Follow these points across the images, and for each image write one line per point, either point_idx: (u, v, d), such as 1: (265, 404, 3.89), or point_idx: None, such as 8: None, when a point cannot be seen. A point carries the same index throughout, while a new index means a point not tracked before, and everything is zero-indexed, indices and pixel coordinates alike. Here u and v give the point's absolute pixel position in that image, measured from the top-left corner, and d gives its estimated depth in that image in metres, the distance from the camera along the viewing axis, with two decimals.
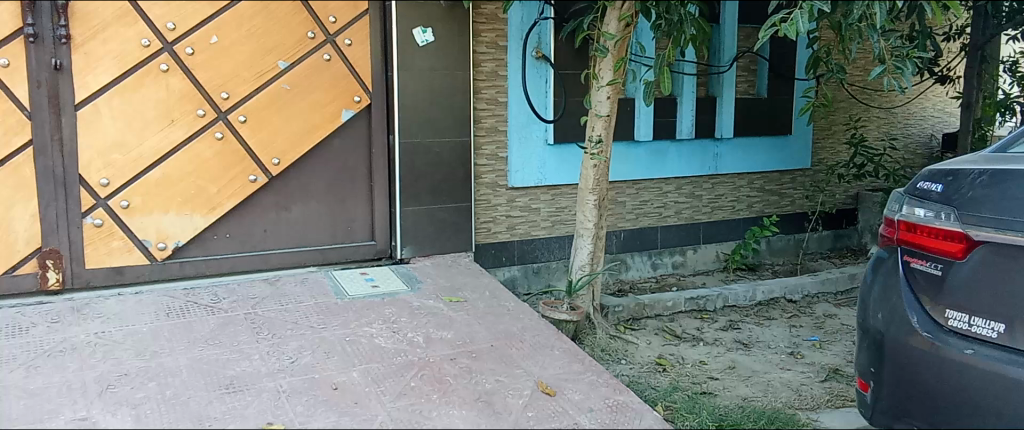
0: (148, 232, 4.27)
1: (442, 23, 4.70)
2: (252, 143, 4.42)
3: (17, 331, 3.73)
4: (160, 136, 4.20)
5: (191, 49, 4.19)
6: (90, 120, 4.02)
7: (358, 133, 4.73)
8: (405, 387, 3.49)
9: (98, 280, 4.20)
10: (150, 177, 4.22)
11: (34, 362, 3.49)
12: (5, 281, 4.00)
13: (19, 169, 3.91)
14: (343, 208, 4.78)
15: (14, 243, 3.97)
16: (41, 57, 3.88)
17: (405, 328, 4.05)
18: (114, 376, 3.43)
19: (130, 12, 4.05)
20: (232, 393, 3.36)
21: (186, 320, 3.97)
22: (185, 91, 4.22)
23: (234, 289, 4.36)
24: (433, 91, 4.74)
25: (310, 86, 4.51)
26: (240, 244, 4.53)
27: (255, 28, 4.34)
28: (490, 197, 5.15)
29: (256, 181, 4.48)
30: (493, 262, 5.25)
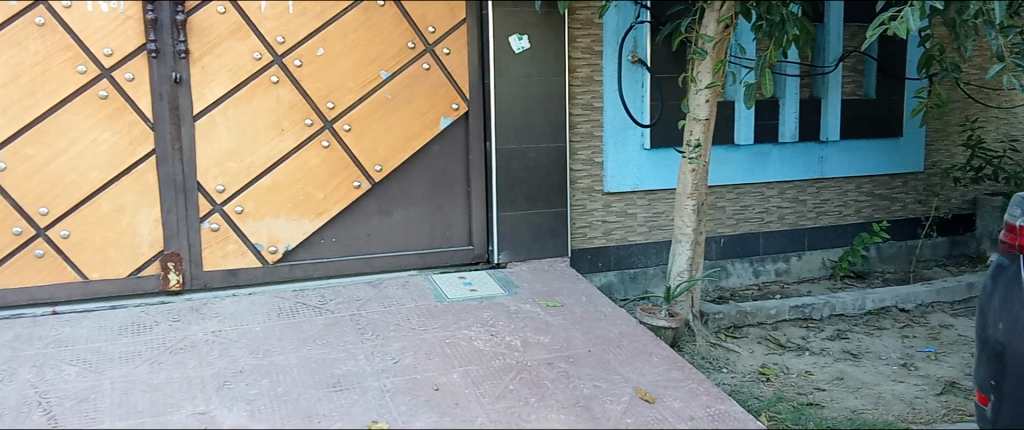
0: (260, 236, 4.47)
1: (537, 29, 4.74)
2: (356, 151, 4.57)
3: (143, 328, 3.98)
4: (271, 145, 4.40)
5: (299, 61, 4.38)
6: (207, 130, 4.25)
7: (457, 139, 4.82)
8: (504, 390, 3.53)
9: (214, 282, 4.43)
10: (262, 183, 4.42)
11: (157, 359, 3.70)
12: (131, 282, 4.26)
13: (144, 177, 4.18)
14: (442, 213, 4.87)
15: (140, 246, 4.24)
16: (162, 71, 4.12)
17: (503, 331, 4.09)
18: (230, 372, 3.60)
19: (243, 27, 4.26)
20: (339, 391, 3.48)
21: (295, 320, 4.14)
22: (294, 101, 4.40)
23: (340, 291, 4.51)
24: (529, 97, 4.78)
25: (410, 94, 4.63)
26: (345, 248, 4.69)
27: (358, 40, 4.49)
28: (586, 203, 5.15)
29: (360, 187, 4.63)
30: (589, 267, 5.24)
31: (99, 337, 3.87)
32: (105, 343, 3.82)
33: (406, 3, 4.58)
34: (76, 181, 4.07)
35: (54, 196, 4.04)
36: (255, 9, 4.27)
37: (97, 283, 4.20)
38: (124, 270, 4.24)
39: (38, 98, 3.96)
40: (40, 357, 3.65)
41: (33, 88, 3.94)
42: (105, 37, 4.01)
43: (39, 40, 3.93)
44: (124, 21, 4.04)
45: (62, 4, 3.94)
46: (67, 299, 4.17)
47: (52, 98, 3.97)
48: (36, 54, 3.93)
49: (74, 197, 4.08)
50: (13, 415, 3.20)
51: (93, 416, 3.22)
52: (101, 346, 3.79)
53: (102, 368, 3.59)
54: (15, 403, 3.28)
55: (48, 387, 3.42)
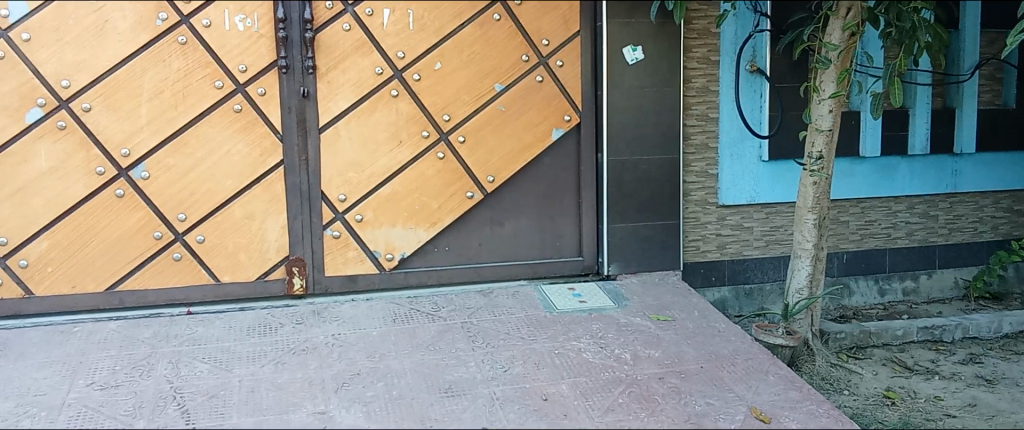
0: (378, 244, 4.63)
1: (651, 40, 4.71)
2: (470, 162, 4.67)
3: (269, 329, 4.20)
4: (390, 155, 4.56)
5: (418, 75, 4.52)
6: (331, 142, 4.45)
7: (569, 151, 4.84)
8: (614, 403, 3.51)
9: (335, 287, 4.61)
10: (381, 193, 4.58)
11: (281, 359, 3.89)
12: (259, 285, 4.50)
13: (272, 186, 4.42)
14: (553, 224, 4.91)
15: (267, 252, 4.48)
16: (291, 86, 4.35)
17: (613, 343, 4.07)
18: (348, 374, 3.75)
19: (366, 42, 4.44)
20: (451, 396, 3.56)
21: (410, 326, 4.26)
22: (412, 114, 4.55)
23: (452, 299, 4.61)
24: (641, 108, 4.76)
25: (524, 106, 4.69)
26: (458, 257, 4.79)
27: (475, 53, 4.59)
28: (700, 215, 5.06)
29: (473, 198, 4.72)
30: (702, 282, 5.14)
31: (229, 337, 4.10)
32: (235, 343, 4.05)
33: (521, 17, 4.64)
34: (212, 189, 4.34)
35: (192, 203, 4.32)
36: (378, 25, 4.44)
37: (227, 285, 4.45)
38: (252, 274, 4.48)
39: (179, 112, 4.24)
40: (176, 354, 3.91)
41: (175, 102, 4.23)
42: (240, 54, 4.27)
43: (181, 57, 4.21)
44: (258, 39, 4.29)
45: (203, 24, 4.22)
46: (200, 300, 4.44)
47: (191, 111, 4.25)
48: (178, 71, 4.21)
49: (209, 204, 4.35)
50: (151, 408, 3.44)
51: (223, 411, 3.43)
52: (230, 345, 4.02)
53: (231, 366, 3.81)
54: (154, 397, 3.52)
55: (183, 382, 3.65)
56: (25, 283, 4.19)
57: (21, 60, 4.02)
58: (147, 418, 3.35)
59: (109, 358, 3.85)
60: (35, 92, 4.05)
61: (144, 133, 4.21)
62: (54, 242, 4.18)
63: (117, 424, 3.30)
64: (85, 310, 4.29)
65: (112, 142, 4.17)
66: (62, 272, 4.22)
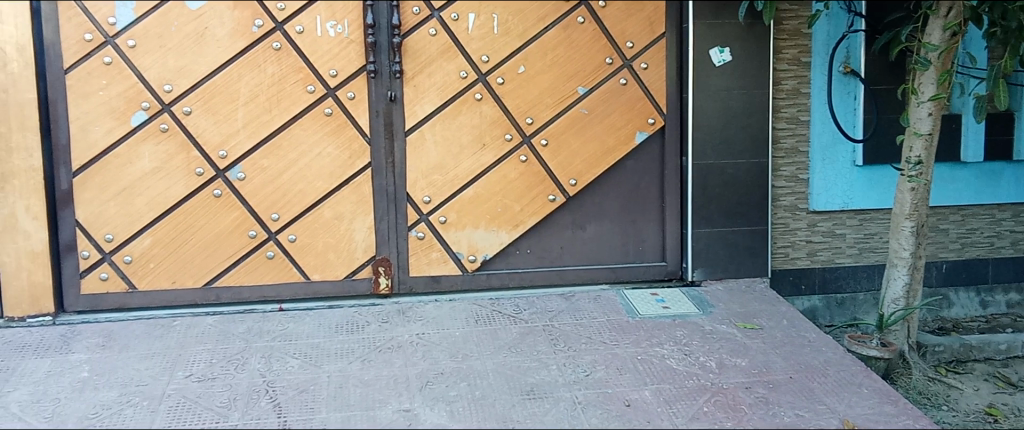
0: (462, 245, 4.69)
1: (739, 42, 4.64)
2: (553, 165, 4.67)
3: (356, 327, 4.30)
4: (474, 158, 4.61)
5: (502, 78, 4.56)
6: (417, 145, 4.54)
7: (653, 154, 4.80)
8: (699, 411, 3.46)
9: (419, 287, 4.69)
10: (465, 195, 4.63)
11: (368, 356, 3.98)
12: (347, 284, 4.61)
13: (360, 187, 4.52)
14: (636, 228, 4.87)
15: (355, 251, 4.59)
16: (379, 90, 4.45)
17: (697, 351, 4.00)
18: (432, 373, 3.81)
19: (452, 47, 4.50)
20: (532, 399, 3.58)
21: (492, 327, 4.29)
22: (496, 117, 4.59)
23: (534, 301, 4.62)
24: (728, 111, 4.69)
25: (607, 109, 4.67)
26: (540, 260, 4.81)
27: (558, 57, 4.60)
28: (789, 221, 4.93)
29: (555, 201, 4.73)
30: (791, 290, 5.01)
31: (318, 334, 4.22)
32: (323, 339, 4.16)
33: (605, 19, 4.62)
34: (303, 190, 4.47)
35: (284, 203, 4.46)
36: (463, 29, 4.50)
37: (317, 283, 4.58)
38: (341, 273, 4.60)
39: (273, 115, 4.39)
40: (268, 349, 4.05)
41: (270, 106, 4.38)
42: (331, 59, 4.39)
43: (275, 63, 4.36)
44: (348, 44, 4.40)
45: (296, 30, 4.35)
46: (291, 297, 4.58)
47: (285, 115, 4.40)
48: (273, 76, 4.36)
49: (301, 205, 4.48)
50: (245, 401, 3.57)
51: (312, 406, 3.53)
52: (320, 342, 4.13)
53: (320, 362, 3.92)
54: (247, 390, 3.66)
55: (274, 376, 3.78)
56: (129, 278, 4.40)
57: (127, 66, 4.23)
58: (241, 410, 3.48)
59: (206, 351, 4.01)
60: (140, 97, 4.26)
61: (240, 136, 4.37)
62: (156, 239, 4.38)
63: (213, 416, 3.45)
64: (184, 304, 4.49)
65: (210, 144, 4.35)
66: (163, 268, 4.42)
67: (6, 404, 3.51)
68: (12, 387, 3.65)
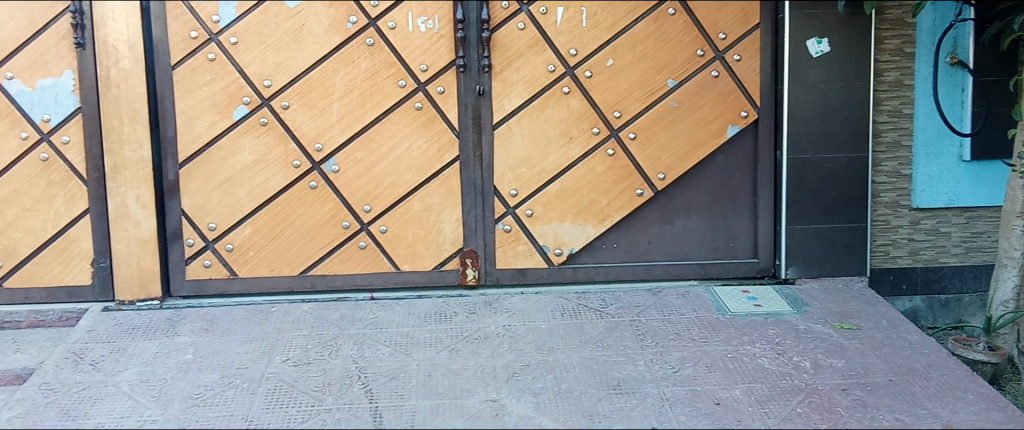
0: (548, 239, 4.71)
1: (838, 32, 4.50)
2: (641, 159, 4.63)
3: (444, 317, 4.37)
4: (561, 152, 4.61)
5: (590, 71, 4.54)
6: (504, 139, 4.57)
7: (744, 148, 4.71)
8: (792, 412, 3.39)
9: (506, 279, 4.74)
10: (552, 188, 4.65)
11: (456, 346, 4.05)
12: (436, 275, 4.70)
13: (449, 180, 4.60)
14: (726, 223, 4.80)
15: (443, 243, 4.67)
16: (468, 84, 4.51)
17: (791, 351, 3.91)
18: (518, 365, 3.84)
19: (540, 40, 4.51)
20: (619, 394, 3.58)
21: (578, 321, 4.29)
22: (584, 110, 4.58)
23: (621, 296, 4.60)
24: (824, 104, 4.56)
25: (698, 102, 4.60)
26: (627, 254, 4.78)
27: (648, 49, 4.55)
28: (889, 219, 4.75)
29: (643, 195, 4.69)
30: (890, 290, 4.83)
31: (408, 323, 4.31)
32: (413, 328, 4.25)
33: (697, 11, 4.55)
34: (394, 182, 4.57)
35: (376, 195, 4.58)
36: (551, 23, 4.50)
37: (407, 274, 4.68)
38: (429, 264, 4.68)
39: (366, 109, 4.50)
40: (360, 336, 4.16)
41: (363, 100, 4.49)
42: (422, 54, 4.47)
43: (368, 58, 4.47)
44: (439, 39, 4.47)
45: (389, 26, 4.45)
46: (381, 287, 4.70)
47: (377, 109, 4.50)
48: (366, 71, 4.48)
49: (391, 197, 4.59)
50: (339, 385, 3.69)
51: (402, 393, 3.62)
52: (409, 331, 4.23)
53: (410, 350, 4.01)
54: (341, 375, 3.77)
55: (366, 363, 3.89)
56: (230, 265, 4.60)
57: (230, 63, 4.41)
58: (335, 395, 3.60)
59: (302, 337, 4.16)
60: (242, 92, 4.44)
61: (335, 129, 4.50)
62: (255, 228, 4.56)
63: (309, 399, 3.57)
64: (281, 291, 4.66)
65: (307, 137, 4.49)
66: (261, 256, 4.60)
67: (118, 382, 3.72)
68: (123, 366, 3.87)
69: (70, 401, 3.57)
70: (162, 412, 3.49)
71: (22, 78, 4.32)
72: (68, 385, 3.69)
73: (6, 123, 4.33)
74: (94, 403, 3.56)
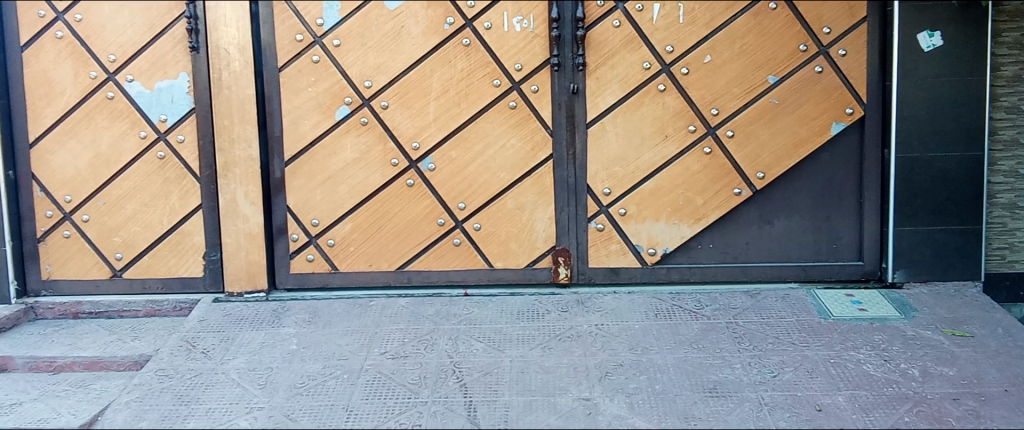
0: (642, 238, 4.67)
1: (952, 24, 4.30)
2: (739, 158, 4.54)
3: (537, 315, 4.39)
4: (655, 150, 4.57)
5: (686, 68, 4.48)
6: (598, 137, 4.56)
7: (849, 147, 4.55)
8: (899, 421, 3.28)
9: (598, 278, 4.72)
10: (646, 187, 4.60)
11: (548, 344, 4.06)
12: (528, 273, 4.73)
13: (542, 179, 4.62)
14: (829, 224, 4.65)
15: (536, 241, 4.69)
16: (562, 83, 4.52)
17: (897, 357, 3.75)
18: (612, 364, 3.83)
19: (636, 38, 4.48)
20: (716, 397, 3.52)
21: (673, 322, 4.23)
22: (680, 108, 4.52)
23: (717, 297, 4.51)
24: (937, 100, 4.36)
25: (800, 98, 4.47)
26: (723, 255, 4.69)
27: (747, 45, 4.45)
28: (1007, 220, 4.54)
29: (741, 194, 4.59)
30: (1006, 297, 4.60)
31: (501, 320, 4.36)
32: (506, 325, 4.29)
33: (800, 5, 4.42)
34: (488, 180, 4.63)
35: (470, 193, 4.64)
36: (648, 20, 4.46)
37: (500, 271, 4.73)
38: (522, 262, 4.72)
39: (462, 109, 4.57)
40: (454, 332, 4.23)
41: (459, 100, 4.57)
42: (517, 53, 4.50)
43: (464, 58, 4.54)
44: (533, 39, 4.50)
45: (485, 26, 4.50)
46: (475, 283, 4.76)
47: (473, 108, 4.57)
48: (462, 71, 4.55)
49: (486, 195, 4.64)
50: (435, 379, 3.76)
51: (496, 389, 3.67)
52: (503, 327, 4.27)
53: (503, 347, 4.05)
54: (436, 369, 3.85)
55: (461, 358, 3.95)
56: (331, 260, 4.76)
57: (333, 64, 4.56)
58: (431, 388, 3.68)
59: (399, 330, 4.27)
60: (344, 93, 4.58)
61: (431, 128, 4.59)
62: (356, 224, 4.70)
63: (406, 391, 3.66)
64: (379, 286, 4.79)
65: (405, 136, 4.60)
66: (361, 251, 4.74)
67: (228, 370, 3.91)
68: (232, 355, 4.05)
69: (184, 387, 3.77)
70: (269, 399, 3.65)
71: (141, 80, 4.58)
72: (182, 371, 3.90)
73: (127, 123, 4.61)
74: (205, 389, 3.75)
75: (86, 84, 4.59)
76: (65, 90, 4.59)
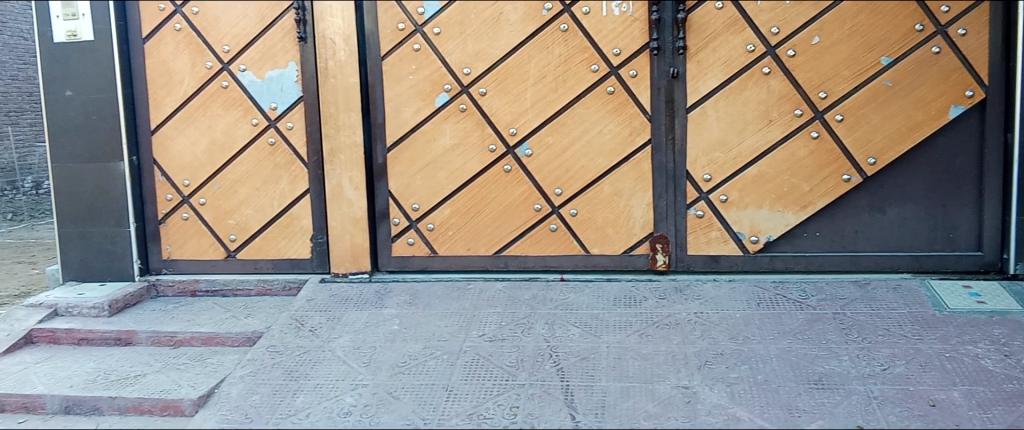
0: (743, 226, 4.56)
1: None
2: (848, 143, 4.36)
3: (634, 302, 4.36)
4: (759, 135, 4.44)
5: (793, 50, 4.34)
6: (699, 122, 4.48)
7: (968, 131, 4.32)
8: (1019, 419, 3.16)
9: (697, 266, 4.64)
10: (749, 173, 4.49)
11: (646, 331, 4.03)
12: (625, 259, 4.69)
13: (640, 164, 4.57)
14: (945, 212, 4.43)
15: (633, 228, 4.65)
16: (662, 67, 4.45)
17: (1019, 353, 3.59)
18: (711, 353, 3.77)
19: (739, 20, 4.37)
20: (821, 389, 3.42)
21: (776, 311, 4.12)
22: (786, 92, 4.38)
23: (823, 287, 4.36)
24: None
25: (915, 80, 4.27)
26: (830, 244, 4.53)
27: (858, 26, 4.28)
28: None
29: (850, 181, 4.42)
30: None
31: (598, 306, 4.35)
32: (603, 311, 4.28)
33: None
34: (585, 166, 4.62)
35: (567, 179, 4.64)
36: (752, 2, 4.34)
37: (596, 257, 4.72)
38: (619, 248, 4.69)
39: (560, 94, 4.57)
40: (551, 317, 4.26)
41: (556, 85, 4.57)
42: (616, 38, 4.47)
43: (562, 44, 4.53)
44: (632, 22, 4.45)
45: (583, 11, 4.48)
46: (571, 269, 4.76)
47: (571, 93, 4.56)
48: (560, 56, 4.54)
49: (583, 181, 4.63)
50: (532, 362, 3.80)
51: (594, 373, 3.67)
52: (600, 313, 4.26)
53: (600, 333, 4.04)
54: (533, 352, 3.89)
55: (558, 342, 3.97)
56: (431, 244, 4.86)
57: (433, 52, 4.65)
58: (528, 371, 3.72)
59: (496, 314, 4.32)
60: (444, 80, 4.66)
61: (528, 114, 4.61)
62: (454, 209, 4.79)
63: (504, 373, 3.72)
64: (477, 270, 4.86)
65: (503, 122, 4.64)
66: (459, 236, 4.82)
67: (334, 348, 4.06)
68: (338, 334, 4.21)
69: (293, 363, 3.94)
70: (373, 377, 3.78)
71: (253, 70, 4.79)
72: (291, 348, 4.08)
73: (240, 111, 4.83)
74: (313, 366, 3.91)
75: (202, 74, 4.84)
76: (183, 79, 4.86)
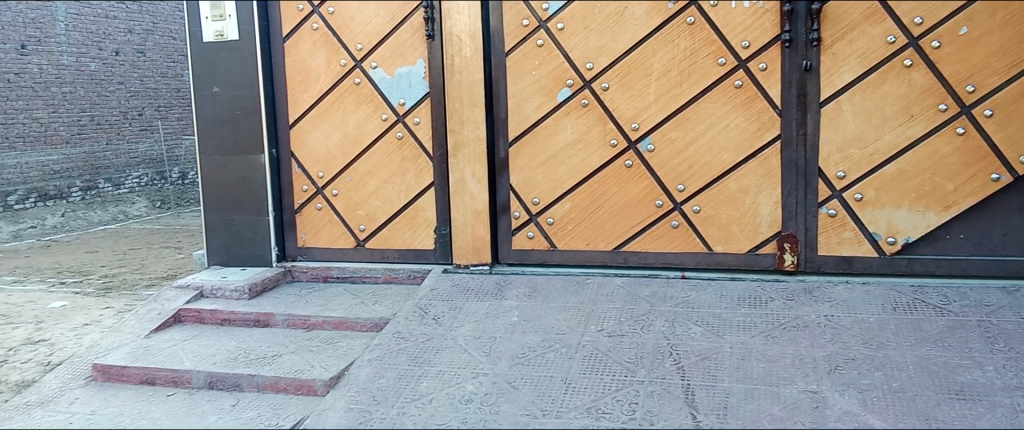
0: (879, 226, 4.35)
1: None
2: (998, 139, 4.09)
3: (760, 302, 4.24)
4: (898, 130, 4.22)
5: (938, 41, 4.10)
6: (832, 117, 4.30)
7: None
8: None
9: (828, 267, 4.46)
10: (886, 171, 4.28)
11: (771, 332, 3.92)
12: (750, 258, 4.57)
13: (769, 161, 4.44)
14: None
15: (760, 226, 4.52)
16: (794, 60, 4.30)
17: None
18: (842, 358, 3.62)
19: (879, 10, 4.16)
20: (963, 400, 3.23)
21: (914, 317, 3.91)
22: (929, 85, 4.14)
23: (967, 293, 4.10)
24: None
25: None
26: (975, 247, 4.25)
27: (1012, 15, 4.00)
28: None
29: (999, 180, 4.13)
30: None
31: (720, 305, 4.26)
32: (726, 310, 4.19)
33: None
34: (710, 162, 4.52)
35: (691, 175, 4.57)
36: None
37: (720, 255, 4.62)
38: (744, 247, 4.57)
39: (684, 89, 4.50)
40: (672, 314, 4.20)
41: (681, 79, 4.50)
42: (745, 30, 4.36)
43: (688, 37, 4.46)
44: (763, 14, 4.32)
45: (710, 4, 4.40)
46: (693, 267, 4.68)
47: (696, 87, 4.48)
48: (685, 50, 4.47)
49: (707, 177, 4.54)
50: (651, 359, 3.77)
51: (716, 373, 3.61)
52: (722, 313, 4.17)
53: (723, 333, 3.96)
54: (653, 349, 3.86)
55: (678, 340, 3.92)
56: (551, 238, 4.90)
57: (557, 47, 4.68)
58: (648, 368, 3.70)
59: (615, 309, 4.31)
60: (566, 75, 4.68)
61: (652, 109, 4.57)
62: (575, 204, 4.81)
63: (623, 369, 3.71)
64: (596, 265, 4.85)
65: (625, 117, 4.62)
66: (579, 230, 4.84)
67: (455, 337, 4.17)
68: (459, 323, 4.32)
69: (418, 350, 4.08)
70: (493, 366, 3.86)
71: (384, 67, 4.98)
72: (416, 335, 4.22)
73: (371, 106, 5.04)
74: (436, 353, 4.03)
75: (337, 71, 5.07)
76: (320, 76, 5.11)
